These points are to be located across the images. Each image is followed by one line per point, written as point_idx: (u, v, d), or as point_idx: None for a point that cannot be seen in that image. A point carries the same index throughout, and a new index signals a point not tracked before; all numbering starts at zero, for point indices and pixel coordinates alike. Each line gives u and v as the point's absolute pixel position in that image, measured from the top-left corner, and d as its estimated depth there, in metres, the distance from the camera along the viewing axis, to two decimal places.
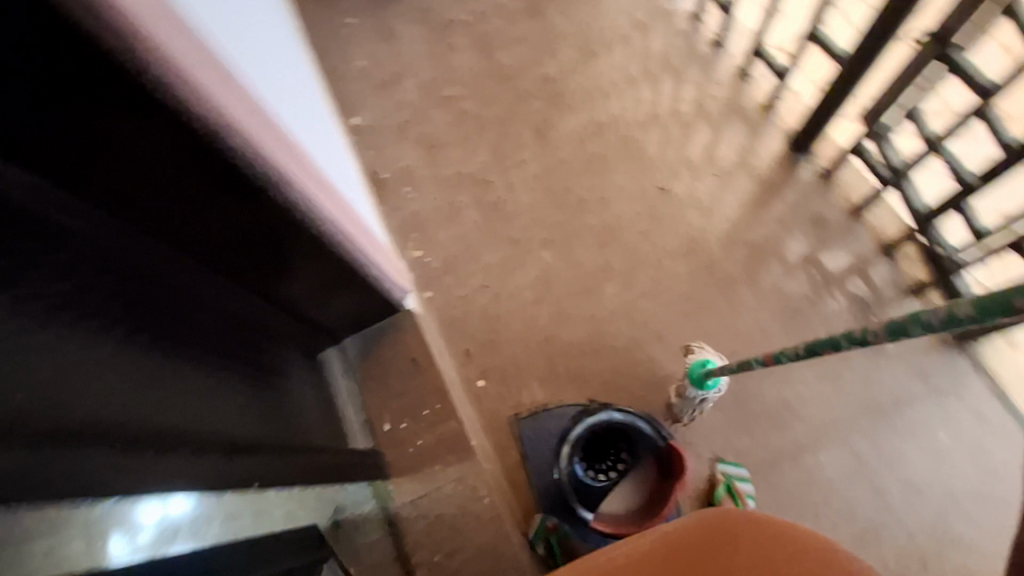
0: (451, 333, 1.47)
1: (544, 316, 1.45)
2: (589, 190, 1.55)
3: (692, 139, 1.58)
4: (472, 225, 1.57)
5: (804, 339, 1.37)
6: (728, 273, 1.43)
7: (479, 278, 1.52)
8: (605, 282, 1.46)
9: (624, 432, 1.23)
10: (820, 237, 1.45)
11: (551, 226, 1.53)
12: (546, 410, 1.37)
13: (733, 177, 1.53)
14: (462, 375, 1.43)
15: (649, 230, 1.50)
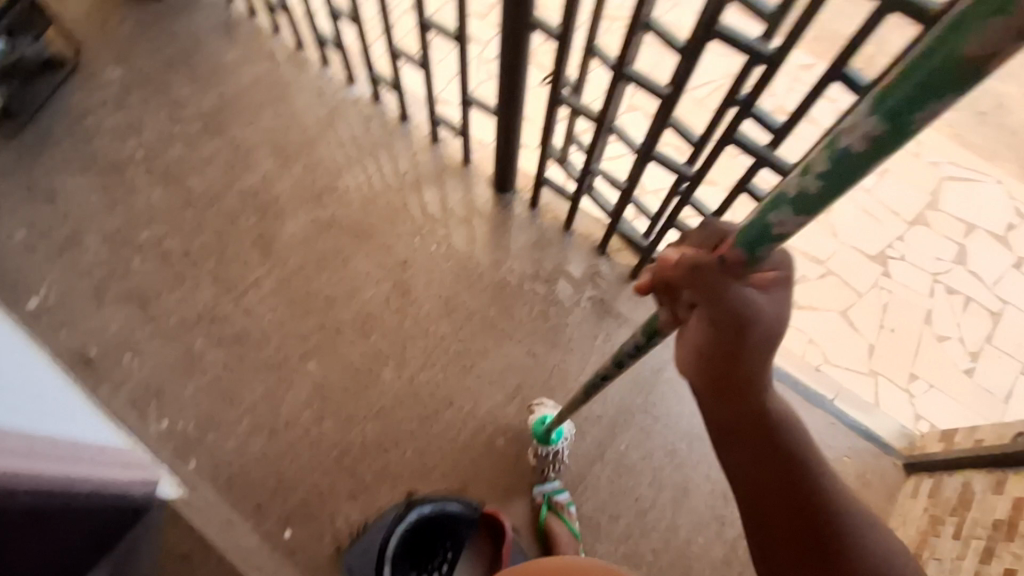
0: (235, 493, 1.32)
1: (332, 428, 1.38)
2: (332, 288, 1.51)
3: (413, 208, 1.62)
4: (219, 367, 1.42)
5: (569, 352, 1.50)
6: (488, 317, 1.51)
7: (248, 420, 1.38)
8: (379, 371, 1.43)
9: (441, 521, 1.20)
10: (550, 255, 1.58)
11: (307, 335, 1.46)
12: (367, 525, 1.30)
13: (463, 226, 1.61)
14: (264, 533, 1.30)
15: (403, 304, 1.51)
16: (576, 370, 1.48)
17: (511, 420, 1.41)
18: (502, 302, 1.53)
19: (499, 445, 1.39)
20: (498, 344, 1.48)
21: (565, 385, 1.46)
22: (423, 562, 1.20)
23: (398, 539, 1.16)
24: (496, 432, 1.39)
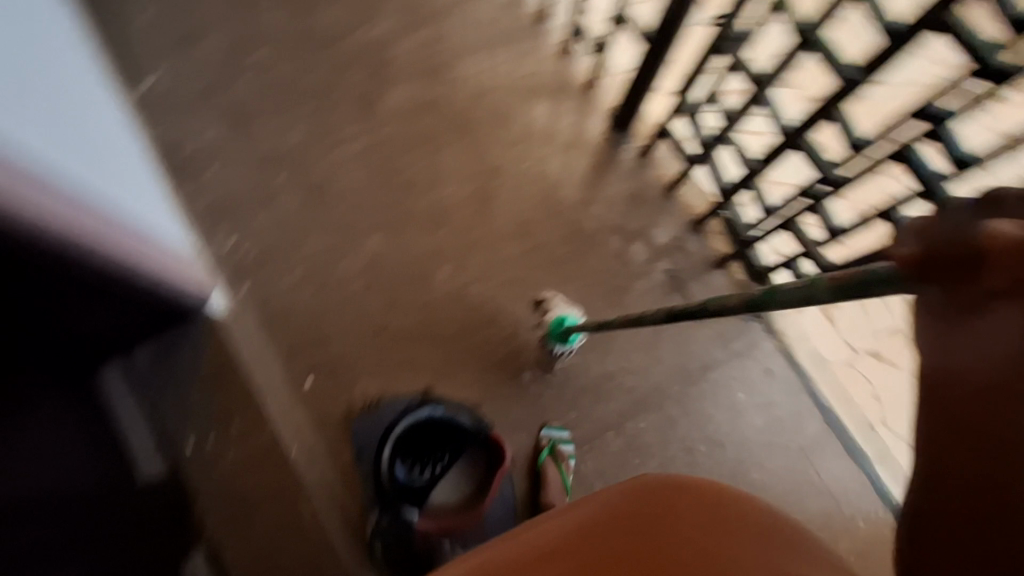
0: (270, 331, 1.34)
1: (376, 306, 1.38)
2: (418, 170, 1.48)
3: (522, 116, 1.54)
4: (291, 209, 1.43)
5: (626, 314, 1.42)
6: (557, 253, 1.46)
7: (301, 269, 1.39)
8: (436, 267, 1.42)
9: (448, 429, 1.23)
10: (640, 214, 1.51)
11: (380, 208, 1.44)
12: (375, 405, 1.32)
13: (566, 154, 1.53)
14: (288, 374, 1.31)
15: (479, 210, 1.47)
16: (623, 336, 1.41)
17: (544, 361, 1.38)
18: (577, 245, 1.47)
19: (523, 381, 1.37)
20: (556, 283, 1.44)
21: (608, 347, 1.40)
22: (421, 459, 1.23)
23: (404, 429, 1.19)
24: (525, 367, 1.38)
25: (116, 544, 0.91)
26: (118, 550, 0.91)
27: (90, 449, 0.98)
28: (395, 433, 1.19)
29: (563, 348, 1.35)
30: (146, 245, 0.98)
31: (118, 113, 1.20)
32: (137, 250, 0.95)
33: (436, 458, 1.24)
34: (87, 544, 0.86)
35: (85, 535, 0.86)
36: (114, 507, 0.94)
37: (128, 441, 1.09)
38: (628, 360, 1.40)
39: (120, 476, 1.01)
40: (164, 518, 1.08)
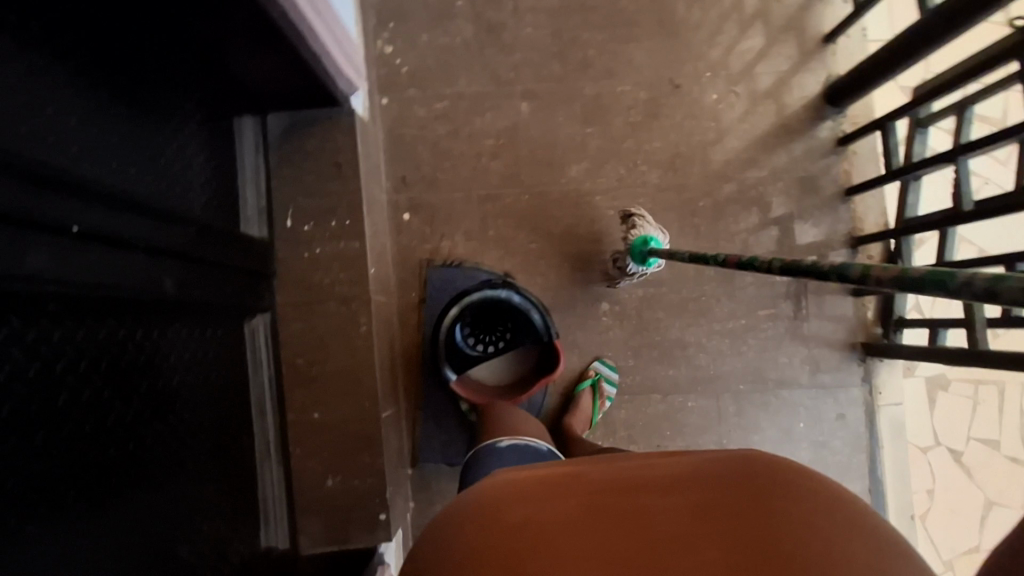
0: (393, 153, 1.33)
1: (497, 174, 1.33)
2: (599, 53, 1.34)
3: (724, 45, 1.36)
4: (459, 40, 1.34)
5: (731, 296, 1.32)
6: (694, 203, 1.35)
7: (444, 105, 1.34)
8: (570, 162, 1.33)
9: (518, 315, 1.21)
10: (800, 202, 1.35)
11: (543, 78, 1.34)
12: (455, 266, 1.31)
13: (756, 107, 1.36)
14: (391, 201, 1.33)
15: (639, 123, 1.34)
16: (715, 314, 1.32)
17: (628, 301, 1.32)
18: (718, 204, 1.35)
19: (599, 310, 1.32)
20: (678, 232, 1.34)
21: (697, 318, 1.32)
22: (480, 330, 1.24)
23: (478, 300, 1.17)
24: (607, 298, 1.32)
25: (198, 286, 0.91)
26: (192, 291, 0.88)
27: (190, 186, 0.95)
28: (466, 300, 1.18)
29: (638, 269, 1.23)
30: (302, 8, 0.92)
31: None
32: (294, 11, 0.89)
33: (494, 335, 1.24)
34: (169, 269, 0.83)
35: (170, 263, 0.83)
36: (204, 248, 0.91)
37: (227, 198, 1.06)
38: (709, 339, 1.33)
39: (213, 223, 0.98)
40: (246, 277, 1.05)
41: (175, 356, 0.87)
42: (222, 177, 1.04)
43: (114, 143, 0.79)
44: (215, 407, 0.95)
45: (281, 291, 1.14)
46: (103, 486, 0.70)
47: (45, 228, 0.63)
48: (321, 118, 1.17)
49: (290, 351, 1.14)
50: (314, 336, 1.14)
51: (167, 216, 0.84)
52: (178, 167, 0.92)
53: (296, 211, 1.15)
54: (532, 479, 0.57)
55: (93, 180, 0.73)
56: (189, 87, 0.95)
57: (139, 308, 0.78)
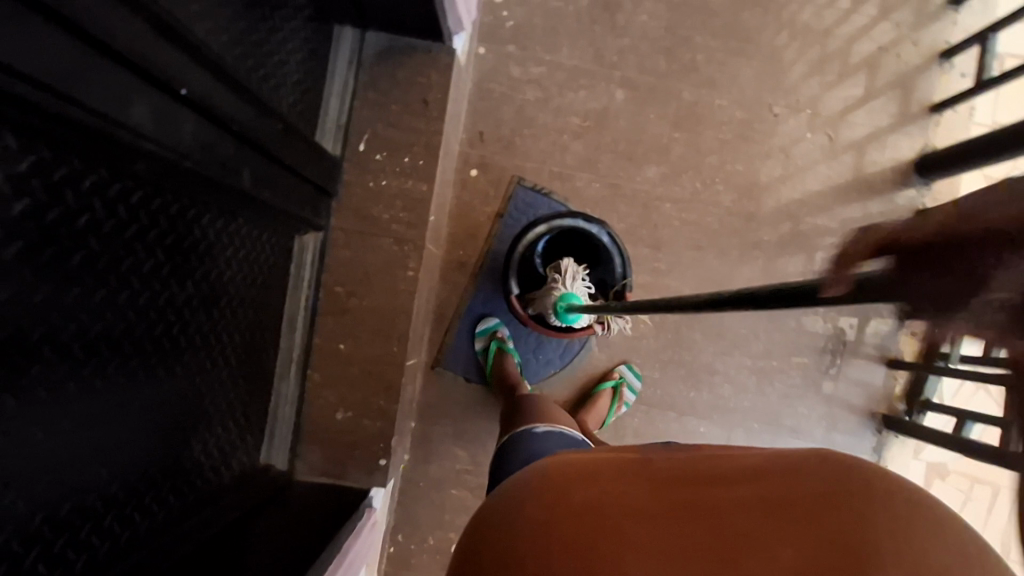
0: (477, 106, 1.30)
1: (574, 154, 1.30)
2: (708, 60, 1.30)
3: (831, 87, 1.33)
4: (571, 8, 1.30)
5: (770, 335, 1.30)
6: (760, 236, 1.32)
7: (540, 71, 1.30)
8: (649, 161, 1.30)
9: (595, 254, 1.11)
10: None
11: (645, 70, 1.30)
12: (544, 194, 1.29)
13: (839, 154, 1.33)
14: (462, 154, 1.29)
15: (727, 142, 1.31)
16: (751, 349, 1.30)
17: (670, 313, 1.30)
18: (784, 242, 1.32)
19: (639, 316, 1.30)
20: (735, 261, 1.30)
21: (730, 348, 1.30)
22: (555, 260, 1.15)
23: (567, 226, 1.09)
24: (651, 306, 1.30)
25: (277, 189, 0.87)
26: (265, 189, 0.83)
27: (280, 78, 0.89)
28: (554, 222, 1.10)
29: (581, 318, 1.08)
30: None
31: None
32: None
33: None
34: (252, 160, 0.78)
35: (252, 152, 0.78)
36: (282, 146, 0.86)
37: (308, 103, 1.00)
38: (737, 372, 1.31)
39: (294, 125, 0.93)
40: (311, 190, 1.00)
41: (228, 250, 0.82)
42: (308, 77, 0.98)
43: (233, 16, 0.75)
44: (251, 309, 0.92)
45: (338, 215, 1.10)
46: (145, 363, 0.68)
47: (154, 81, 0.58)
48: (420, 50, 1.12)
49: (333, 277, 1.10)
50: (359, 267, 1.10)
51: (258, 103, 0.79)
52: (274, 57, 0.87)
53: (372, 137, 1.11)
54: (615, 455, 0.63)
55: (201, 42, 0.67)
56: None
57: (218, 194, 0.74)
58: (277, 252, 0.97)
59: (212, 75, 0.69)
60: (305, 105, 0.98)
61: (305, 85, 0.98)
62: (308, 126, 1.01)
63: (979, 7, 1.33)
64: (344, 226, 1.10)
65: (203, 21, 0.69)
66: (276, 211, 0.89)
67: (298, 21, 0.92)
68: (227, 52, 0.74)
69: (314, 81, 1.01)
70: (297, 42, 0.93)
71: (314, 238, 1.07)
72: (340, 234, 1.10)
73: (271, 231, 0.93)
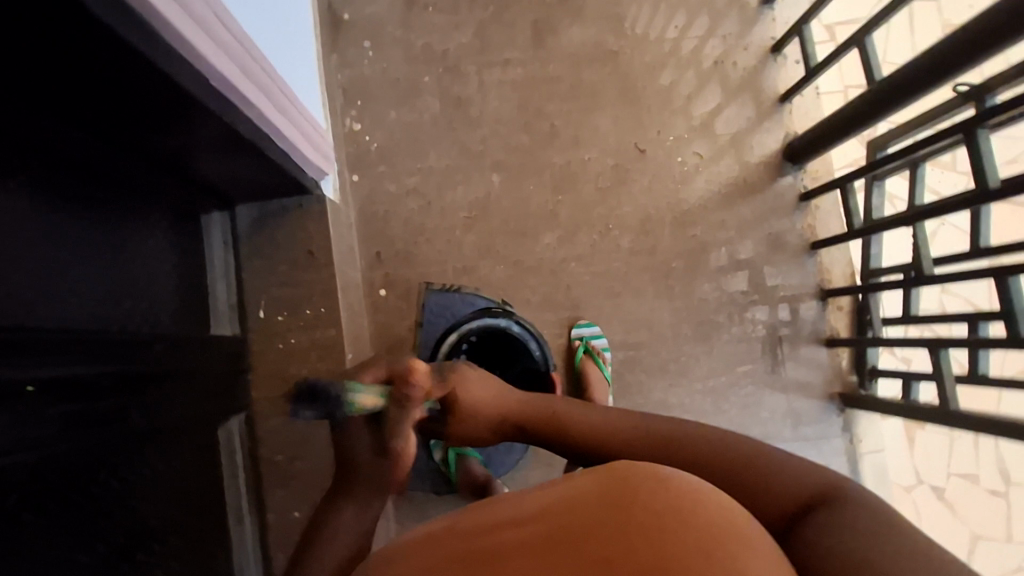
0: (367, 230, 1.33)
1: (471, 245, 1.34)
2: (566, 122, 1.37)
3: (685, 110, 1.41)
4: (427, 115, 1.36)
5: (709, 353, 1.33)
6: (667, 263, 1.35)
7: (415, 179, 1.35)
8: (543, 230, 1.34)
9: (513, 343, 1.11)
10: (767, 255, 1.37)
11: (512, 149, 1.36)
12: (455, 291, 1.32)
13: (713, 166, 1.40)
14: (366, 278, 1.31)
15: (607, 189, 1.36)
16: (695, 373, 1.32)
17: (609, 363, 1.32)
18: (691, 262, 1.35)
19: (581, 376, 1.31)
20: (653, 295, 1.34)
21: (676, 378, 1.32)
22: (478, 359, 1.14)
23: (478, 327, 1.09)
24: None
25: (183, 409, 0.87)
26: (169, 417, 0.84)
27: (152, 299, 0.91)
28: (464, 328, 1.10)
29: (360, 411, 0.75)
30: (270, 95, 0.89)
31: None
32: (260, 96, 0.85)
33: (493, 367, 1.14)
34: (146, 403, 0.78)
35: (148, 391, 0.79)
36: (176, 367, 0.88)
37: (190, 300, 1.02)
38: (692, 399, 1.31)
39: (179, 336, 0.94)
40: (213, 382, 1.01)
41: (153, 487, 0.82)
42: (180, 279, 1.00)
43: (80, 279, 0.76)
44: (192, 525, 0.91)
45: (256, 385, 1.11)
46: None
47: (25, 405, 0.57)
48: (291, 206, 1.15)
49: (269, 448, 1.10)
50: (293, 430, 1.11)
51: (140, 343, 0.81)
52: (138, 286, 0.88)
53: (270, 302, 1.13)
54: (439, 527, 0.59)
55: (54, 327, 0.68)
56: (149, 199, 0.90)
57: (122, 452, 0.75)
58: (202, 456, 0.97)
59: (81, 353, 0.69)
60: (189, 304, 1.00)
61: (181, 290, 0.99)
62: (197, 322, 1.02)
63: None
64: (267, 394, 1.11)
65: (50, 305, 0.69)
66: (185, 426, 0.89)
67: (158, 238, 0.94)
68: (82, 315, 0.75)
69: (192, 277, 1.03)
70: (161, 258, 0.95)
71: (238, 420, 1.06)
72: (265, 404, 1.11)
73: (190, 443, 0.93)
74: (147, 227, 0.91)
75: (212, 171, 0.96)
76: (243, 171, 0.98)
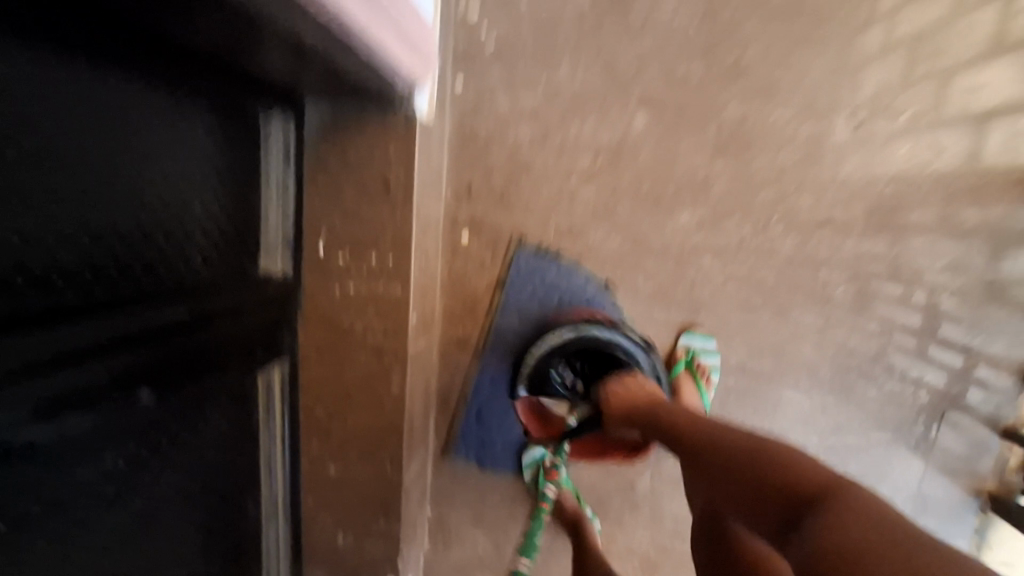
0: (461, 155, 1.04)
1: (585, 202, 1.04)
2: (760, 58, 0.96)
3: (937, 75, 0.97)
4: (572, 9, 0.97)
5: (845, 407, 1.06)
6: (832, 285, 1.03)
7: (534, 100, 1.01)
8: (682, 204, 1.02)
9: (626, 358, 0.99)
10: (972, 306, 1.01)
11: (674, 82, 0.98)
12: (550, 256, 1.06)
13: (947, 164, 0.98)
14: (449, 215, 1.06)
15: (786, 168, 0.99)
16: (819, 425, 1.06)
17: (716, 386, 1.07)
18: (864, 291, 1.02)
19: None
20: (800, 319, 1.03)
21: (794, 424, 1.07)
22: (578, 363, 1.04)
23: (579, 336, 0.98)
24: None
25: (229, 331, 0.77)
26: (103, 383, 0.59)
27: (100, 225, 0.58)
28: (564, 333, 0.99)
29: None
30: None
31: None
32: None
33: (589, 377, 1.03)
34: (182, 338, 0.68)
35: (50, 388, 0.53)
36: (123, 321, 0.61)
37: (178, 213, 0.69)
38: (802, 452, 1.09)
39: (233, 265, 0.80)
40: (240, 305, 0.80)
41: (87, 489, 0.60)
42: (182, 191, 0.69)
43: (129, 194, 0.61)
44: (226, 460, 0.83)
45: (306, 328, 0.95)
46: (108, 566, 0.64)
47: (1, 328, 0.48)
48: (373, 119, 0.88)
49: (311, 398, 0.98)
50: (338, 386, 0.97)
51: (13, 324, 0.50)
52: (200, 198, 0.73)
53: (331, 235, 0.92)
54: None
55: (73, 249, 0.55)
56: (63, 61, 0.51)
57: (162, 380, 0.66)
58: (246, 397, 0.85)
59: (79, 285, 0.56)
60: (239, 229, 0.82)
61: (239, 203, 0.81)
62: (202, 242, 0.74)
63: None
64: (315, 341, 0.96)
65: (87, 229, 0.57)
66: (139, 401, 0.64)
67: (109, 130, 0.57)
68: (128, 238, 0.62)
69: (249, 194, 0.83)
70: (231, 162, 0.78)
71: (283, 365, 0.92)
72: (312, 351, 0.96)
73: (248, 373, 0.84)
74: (76, 106, 0.53)
75: (278, 65, 0.70)
76: (319, 70, 0.71)
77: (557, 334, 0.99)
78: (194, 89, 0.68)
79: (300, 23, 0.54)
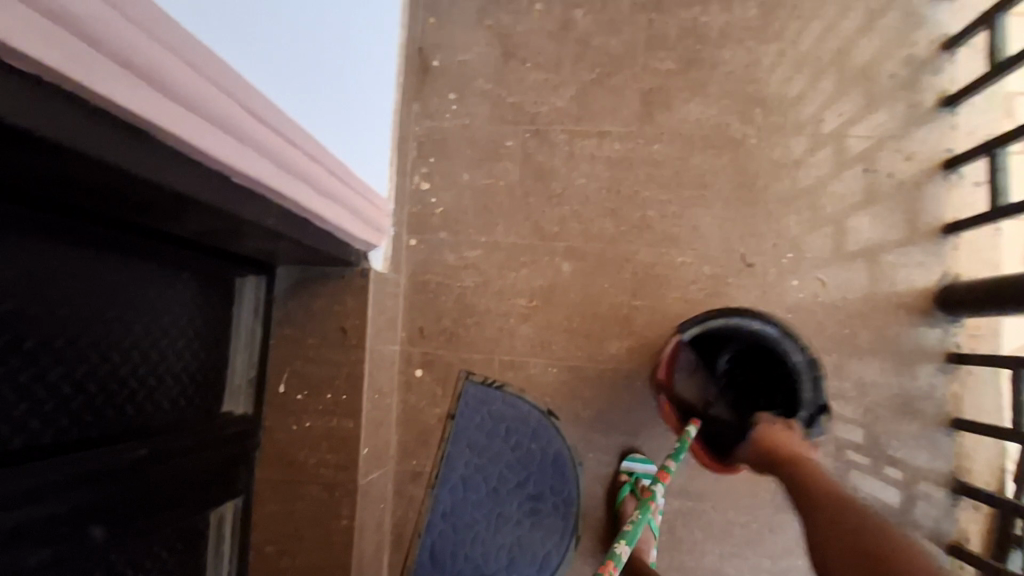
0: (415, 301, 1.19)
1: (524, 338, 1.17)
2: (660, 215, 1.16)
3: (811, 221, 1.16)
4: (504, 183, 1.19)
5: (788, 527, 1.08)
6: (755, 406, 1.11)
7: (477, 253, 1.19)
8: (610, 336, 1.15)
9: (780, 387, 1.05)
10: (887, 421, 1.09)
11: (593, 236, 1.17)
12: (496, 388, 1.16)
13: (835, 294, 1.13)
14: (404, 353, 1.18)
15: (696, 302, 1.14)
16: (767, 548, 1.08)
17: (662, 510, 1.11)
18: None
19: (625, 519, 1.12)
20: None
21: (742, 547, 1.09)
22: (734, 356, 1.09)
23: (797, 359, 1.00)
24: None
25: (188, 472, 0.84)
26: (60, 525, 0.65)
27: (78, 378, 0.69)
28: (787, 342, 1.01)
29: None
30: (284, 155, 0.68)
31: (380, 26, 1.03)
32: (293, 185, 0.72)
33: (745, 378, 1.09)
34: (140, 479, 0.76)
35: (4, 522, 0.59)
36: (83, 461, 0.68)
37: (154, 365, 0.81)
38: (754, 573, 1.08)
39: (196, 408, 0.90)
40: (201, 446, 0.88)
41: None
42: (159, 346, 0.82)
43: (108, 351, 0.73)
44: None
45: (264, 464, 1.02)
46: None
47: None
48: (333, 275, 1.04)
49: (262, 535, 1.01)
50: (290, 521, 1.01)
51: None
52: (174, 351, 0.85)
53: (291, 376, 1.03)
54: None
55: (49, 399, 0.66)
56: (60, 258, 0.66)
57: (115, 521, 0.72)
58: (196, 539, 0.89)
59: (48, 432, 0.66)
60: (208, 376, 0.93)
61: (210, 353, 0.93)
62: (172, 389, 0.85)
63: (984, 103, 1.12)
64: (271, 477, 1.02)
65: (65, 382, 0.68)
66: (88, 538, 0.68)
67: (98, 301, 0.72)
68: (102, 389, 0.73)
69: (219, 345, 0.96)
70: (206, 319, 0.92)
71: (235, 504, 0.97)
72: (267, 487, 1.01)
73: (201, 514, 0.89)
74: (63, 284, 0.67)
75: (251, 243, 0.87)
76: (283, 245, 0.88)
77: (759, 326, 1.00)
78: (179, 264, 0.84)
79: (260, 217, 0.71)
